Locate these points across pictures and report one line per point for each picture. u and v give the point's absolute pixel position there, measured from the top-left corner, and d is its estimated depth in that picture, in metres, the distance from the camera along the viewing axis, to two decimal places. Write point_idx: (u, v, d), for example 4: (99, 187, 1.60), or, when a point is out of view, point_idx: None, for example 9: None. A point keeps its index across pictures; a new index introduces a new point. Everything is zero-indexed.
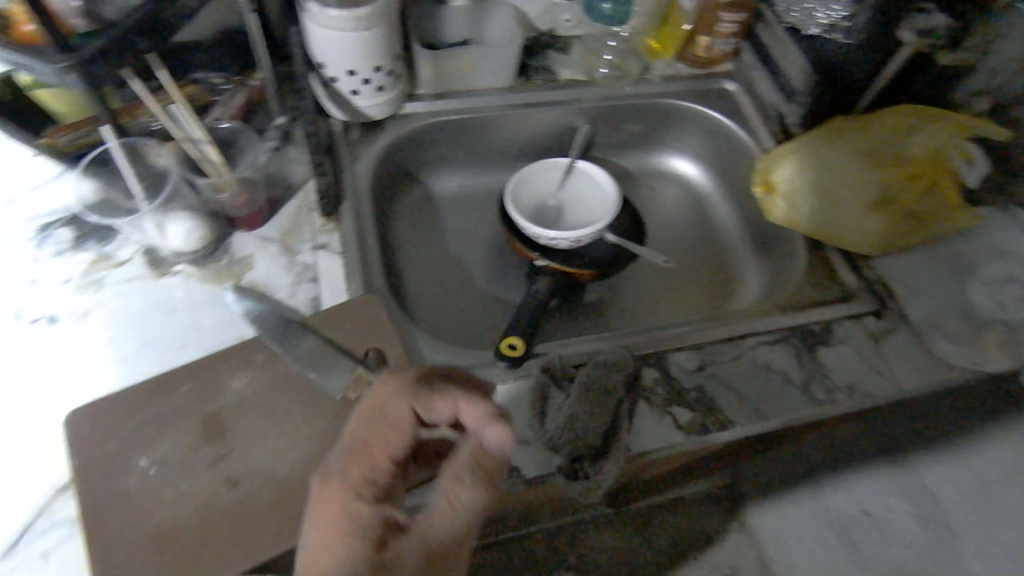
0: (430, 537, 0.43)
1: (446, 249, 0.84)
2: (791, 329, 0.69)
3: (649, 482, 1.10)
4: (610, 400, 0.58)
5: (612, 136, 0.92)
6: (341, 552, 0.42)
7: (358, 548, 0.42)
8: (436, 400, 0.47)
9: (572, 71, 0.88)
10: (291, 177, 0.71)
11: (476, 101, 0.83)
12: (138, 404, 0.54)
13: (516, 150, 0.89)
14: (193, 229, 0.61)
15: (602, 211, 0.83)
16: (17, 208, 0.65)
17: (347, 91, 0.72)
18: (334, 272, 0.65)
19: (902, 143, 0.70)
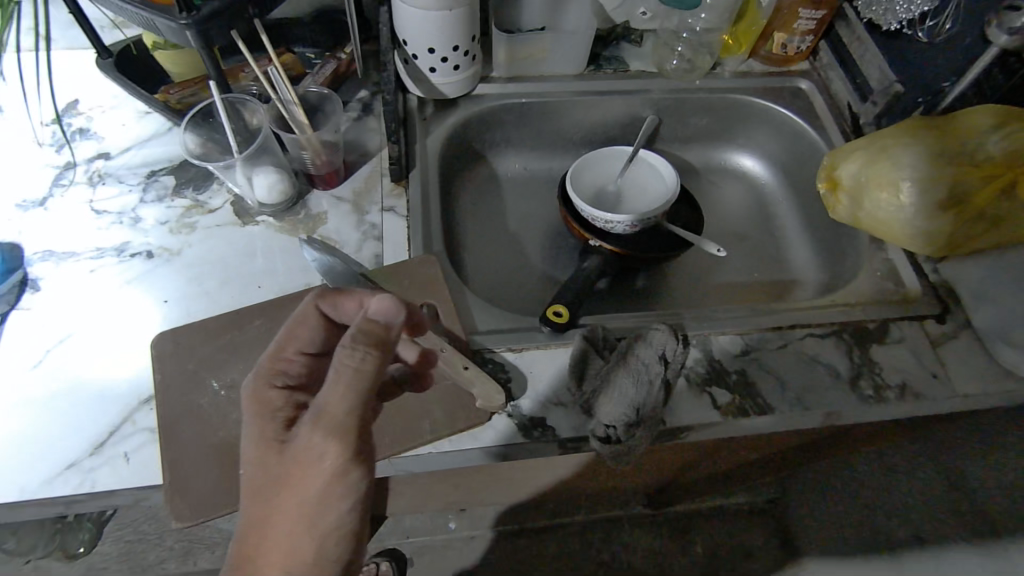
0: (329, 412, 0.46)
1: (506, 227, 0.88)
2: (845, 326, 0.69)
3: (689, 486, 1.10)
4: (651, 371, 0.61)
5: (677, 129, 0.92)
6: (257, 427, 0.49)
7: (268, 423, 0.49)
8: (342, 299, 0.55)
9: (643, 63, 0.89)
10: (368, 144, 0.76)
11: (546, 86, 0.86)
12: (218, 334, 0.60)
13: (580, 137, 0.91)
14: (277, 183, 0.67)
15: (661, 200, 0.84)
16: (129, 157, 0.72)
17: (426, 68, 0.77)
18: (399, 233, 0.70)
19: (982, 144, 0.67)
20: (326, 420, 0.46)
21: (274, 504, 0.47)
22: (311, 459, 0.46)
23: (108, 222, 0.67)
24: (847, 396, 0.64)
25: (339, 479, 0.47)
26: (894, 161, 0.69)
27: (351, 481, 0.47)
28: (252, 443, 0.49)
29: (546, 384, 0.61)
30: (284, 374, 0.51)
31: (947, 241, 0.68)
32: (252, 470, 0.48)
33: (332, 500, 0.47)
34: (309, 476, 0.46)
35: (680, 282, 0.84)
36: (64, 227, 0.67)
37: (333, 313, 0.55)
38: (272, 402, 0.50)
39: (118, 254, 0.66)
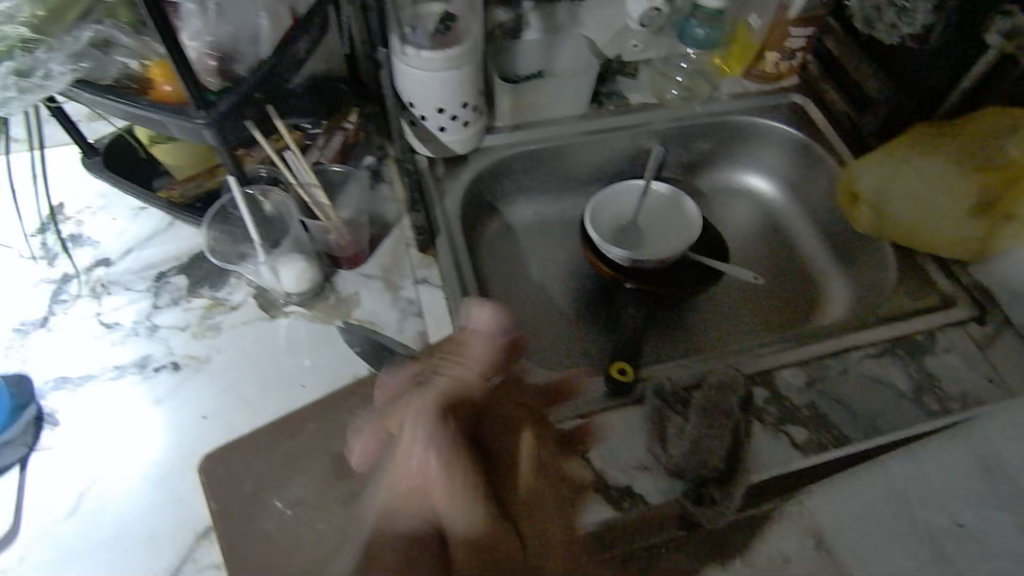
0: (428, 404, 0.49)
1: (529, 277, 0.85)
2: (895, 341, 0.69)
3: None
4: (732, 419, 0.58)
5: (682, 156, 0.92)
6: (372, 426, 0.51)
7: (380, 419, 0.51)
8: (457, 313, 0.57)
9: (642, 95, 0.89)
10: (386, 214, 0.72)
11: (553, 130, 0.84)
12: (270, 445, 0.55)
13: (589, 176, 0.90)
14: (305, 271, 0.63)
15: (685, 231, 0.84)
16: (132, 259, 0.67)
17: (436, 128, 0.74)
18: (437, 306, 0.66)
19: (995, 148, 0.67)
20: (416, 413, 0.48)
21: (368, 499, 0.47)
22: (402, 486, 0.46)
23: (122, 335, 0.62)
24: (914, 412, 0.64)
25: (419, 475, 0.45)
26: (915, 171, 0.71)
27: (430, 476, 0.45)
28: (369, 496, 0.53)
29: (624, 450, 0.59)
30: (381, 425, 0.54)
31: (972, 242, 0.70)
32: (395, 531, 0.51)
33: (413, 498, 0.45)
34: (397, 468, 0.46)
35: (715, 310, 0.82)
36: (72, 348, 0.61)
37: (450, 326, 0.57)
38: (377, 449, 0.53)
39: (140, 370, 0.60)
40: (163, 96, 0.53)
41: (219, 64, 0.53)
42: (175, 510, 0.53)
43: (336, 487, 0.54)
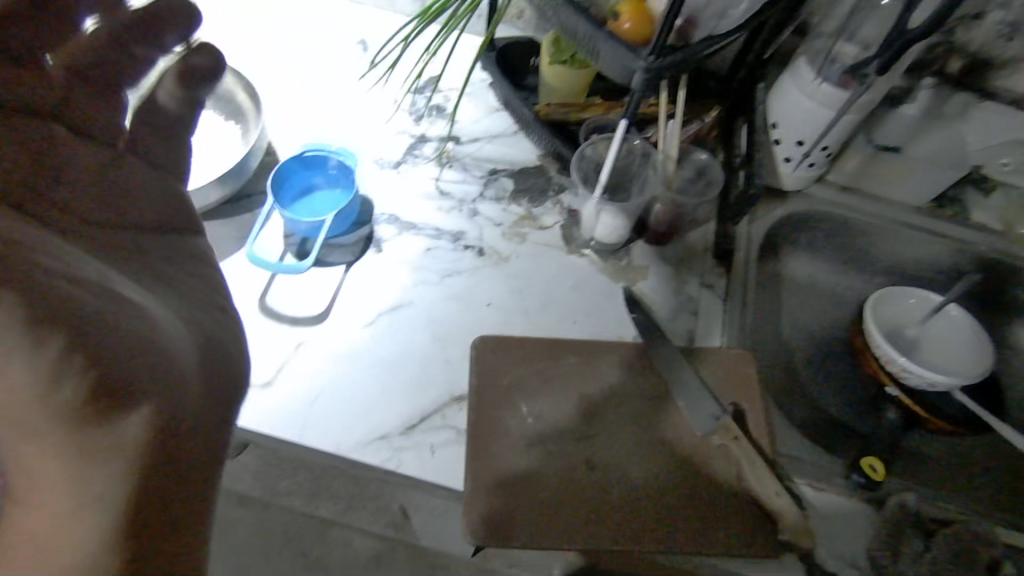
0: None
1: (780, 331, 0.81)
2: None
3: None
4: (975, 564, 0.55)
5: (994, 298, 0.82)
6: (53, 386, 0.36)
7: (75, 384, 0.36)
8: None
9: (986, 216, 0.81)
10: (698, 212, 0.73)
11: (880, 208, 0.81)
12: (541, 355, 0.60)
13: (883, 267, 0.84)
14: (622, 226, 0.66)
15: (966, 366, 0.76)
16: (477, 147, 0.74)
17: (783, 156, 0.75)
18: (716, 316, 0.67)
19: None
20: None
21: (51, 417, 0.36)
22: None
23: (448, 206, 0.69)
24: None
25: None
26: None
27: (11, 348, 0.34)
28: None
29: (843, 539, 0.56)
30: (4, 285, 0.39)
31: None
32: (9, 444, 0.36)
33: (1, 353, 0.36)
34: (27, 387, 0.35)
35: (970, 461, 0.72)
36: (395, 210, 0.68)
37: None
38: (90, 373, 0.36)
39: (452, 241, 0.67)
40: (624, 32, 0.59)
41: (684, 25, 0.60)
42: (424, 373, 0.59)
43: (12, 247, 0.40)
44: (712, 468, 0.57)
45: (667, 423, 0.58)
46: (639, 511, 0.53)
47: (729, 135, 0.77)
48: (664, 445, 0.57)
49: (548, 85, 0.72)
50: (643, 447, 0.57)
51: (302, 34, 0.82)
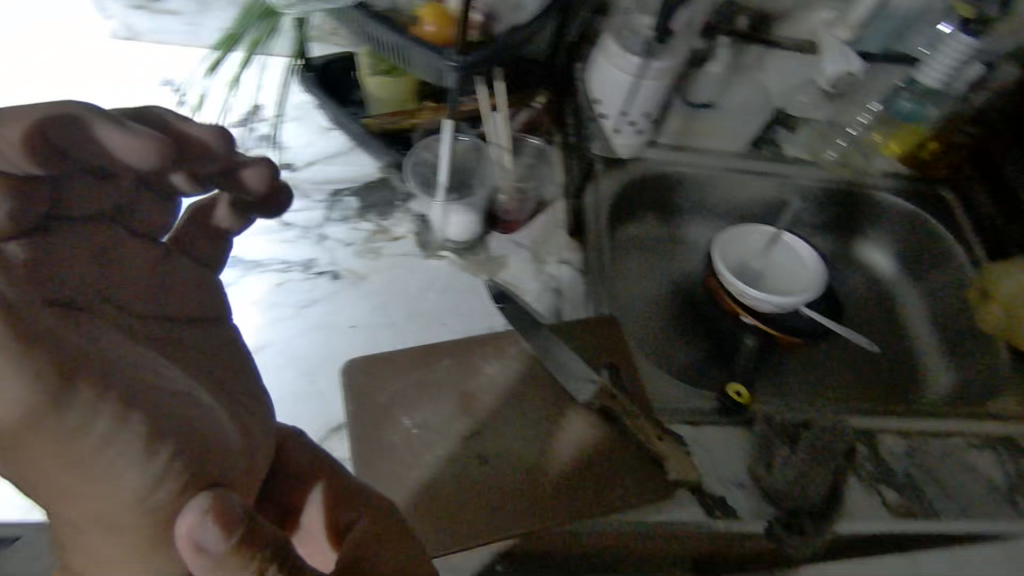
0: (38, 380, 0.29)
1: (644, 287, 0.87)
2: (1000, 439, 0.70)
3: None
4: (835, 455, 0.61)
5: (816, 216, 0.94)
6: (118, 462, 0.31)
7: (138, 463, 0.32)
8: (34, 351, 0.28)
9: (798, 150, 0.89)
10: (545, 194, 0.76)
11: (709, 159, 0.87)
12: (414, 365, 0.60)
13: (724, 211, 0.91)
14: (472, 223, 0.67)
15: (805, 284, 0.85)
16: (314, 171, 0.72)
17: (611, 128, 0.78)
18: (578, 288, 0.70)
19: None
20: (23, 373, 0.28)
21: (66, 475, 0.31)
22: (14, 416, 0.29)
23: (293, 236, 0.67)
24: (1008, 513, 0.65)
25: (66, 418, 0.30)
26: None
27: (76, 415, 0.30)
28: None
29: (724, 465, 0.61)
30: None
31: None
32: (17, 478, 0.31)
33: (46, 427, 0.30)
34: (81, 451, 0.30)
35: (823, 364, 0.81)
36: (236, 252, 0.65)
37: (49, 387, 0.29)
38: (114, 411, 0.31)
39: (304, 271, 0.65)
40: (430, 35, 0.59)
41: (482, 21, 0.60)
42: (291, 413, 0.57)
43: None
44: (598, 431, 0.60)
45: (547, 399, 0.61)
46: (570, 483, 0.56)
47: (559, 115, 0.80)
48: (547, 421, 0.60)
49: (372, 97, 0.72)
50: (527, 428, 0.59)
51: (98, 83, 0.76)
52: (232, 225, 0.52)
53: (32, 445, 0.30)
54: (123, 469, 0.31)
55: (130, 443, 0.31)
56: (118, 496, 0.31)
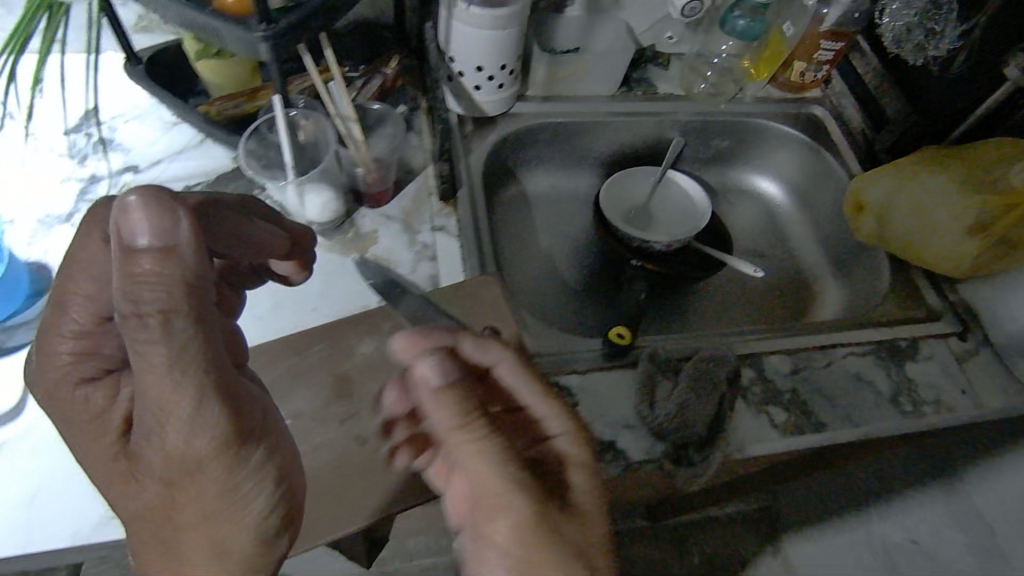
0: (195, 425, 0.40)
1: (538, 245, 0.87)
2: (881, 342, 0.72)
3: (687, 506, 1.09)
4: (719, 376, 0.62)
5: (700, 151, 0.95)
6: (222, 495, 0.42)
7: (262, 490, 0.44)
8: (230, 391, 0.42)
9: (670, 85, 0.92)
10: (413, 162, 0.74)
11: (581, 107, 0.87)
12: (282, 355, 0.58)
13: (607, 156, 0.92)
14: (331, 201, 0.65)
15: (690, 219, 0.87)
16: (160, 168, 0.68)
17: (471, 86, 0.76)
18: (453, 253, 0.69)
19: (1013, 171, 0.70)
20: (179, 411, 0.40)
21: (197, 499, 0.42)
22: (189, 438, 0.40)
23: None
24: (892, 412, 0.67)
25: (204, 436, 0.41)
26: (926, 190, 0.74)
27: (205, 425, 0.41)
28: (133, 466, 0.42)
29: (612, 408, 0.61)
30: (95, 361, 0.45)
31: (972, 264, 0.72)
32: (153, 509, 0.43)
33: (201, 452, 0.41)
34: (221, 477, 0.42)
35: (714, 292, 0.85)
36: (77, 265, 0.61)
37: (211, 428, 0.41)
38: (257, 464, 0.43)
39: None
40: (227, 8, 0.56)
41: None
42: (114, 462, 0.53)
43: (65, 325, 0.45)
44: None
45: None
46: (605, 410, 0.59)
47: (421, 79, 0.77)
48: None
49: (209, 83, 0.69)
50: None
51: None
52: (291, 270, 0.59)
53: (201, 477, 0.42)
54: (254, 497, 0.43)
55: (263, 480, 0.44)
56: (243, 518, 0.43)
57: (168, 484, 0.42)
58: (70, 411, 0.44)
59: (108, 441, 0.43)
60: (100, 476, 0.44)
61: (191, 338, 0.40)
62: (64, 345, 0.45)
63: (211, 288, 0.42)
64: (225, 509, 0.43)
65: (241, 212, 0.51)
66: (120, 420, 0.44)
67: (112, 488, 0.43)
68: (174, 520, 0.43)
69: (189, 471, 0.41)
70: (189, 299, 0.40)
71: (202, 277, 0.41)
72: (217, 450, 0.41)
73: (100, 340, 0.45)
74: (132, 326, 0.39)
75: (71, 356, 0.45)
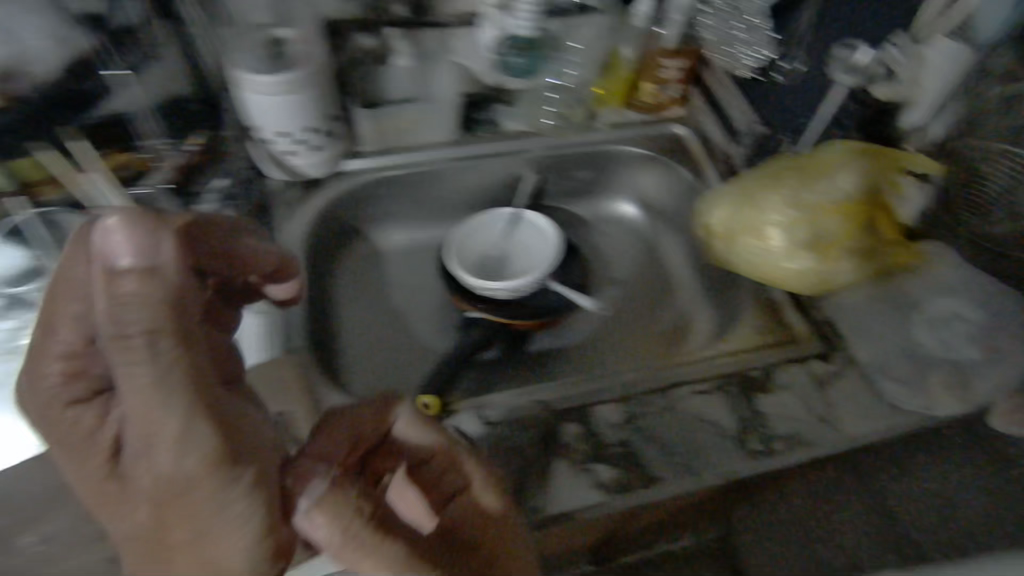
0: (187, 444, 0.38)
1: (391, 302, 0.84)
2: (729, 376, 0.68)
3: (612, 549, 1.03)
4: (524, 446, 0.61)
5: (562, 184, 0.91)
6: (223, 514, 0.40)
7: (261, 513, 0.42)
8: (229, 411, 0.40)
9: (518, 123, 0.87)
10: None
11: (421, 156, 0.83)
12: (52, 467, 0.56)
13: (462, 201, 0.89)
14: None
15: (540, 258, 0.84)
16: None
17: (283, 152, 0.73)
18: (256, 332, 0.66)
19: (840, 180, 0.65)
20: (174, 424, 0.38)
21: (186, 523, 0.40)
22: (188, 455, 0.39)
23: None
24: (735, 456, 0.62)
25: (203, 455, 0.39)
26: (765, 207, 0.68)
27: (195, 444, 0.39)
28: (125, 488, 0.40)
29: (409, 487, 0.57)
30: (83, 382, 0.43)
31: (822, 282, 0.67)
32: (146, 531, 0.41)
33: (197, 469, 0.39)
34: (198, 501, 0.40)
35: (586, 342, 0.83)
36: None
37: (192, 450, 0.39)
38: (246, 487, 0.41)
39: None
40: None
41: None
42: None
43: (53, 344, 0.42)
44: None
45: None
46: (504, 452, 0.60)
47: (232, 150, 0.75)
48: None
49: None
50: None
51: None
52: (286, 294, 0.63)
53: (190, 498, 0.39)
54: (246, 519, 0.41)
55: (254, 507, 0.41)
56: (234, 541, 0.41)
57: (160, 502, 0.40)
58: (63, 433, 0.42)
59: (97, 463, 0.40)
60: (92, 497, 0.41)
61: (171, 358, 0.38)
62: (53, 362, 0.42)
63: (191, 306, 0.39)
64: (203, 532, 0.41)
65: (232, 231, 0.55)
66: (109, 440, 0.41)
67: (110, 513, 0.41)
68: (170, 543, 0.41)
69: (177, 495, 0.39)
70: (175, 319, 0.38)
71: (188, 295, 0.39)
72: (215, 469, 0.39)
73: (89, 359, 0.43)
74: (119, 349, 0.37)
75: (63, 374, 0.42)
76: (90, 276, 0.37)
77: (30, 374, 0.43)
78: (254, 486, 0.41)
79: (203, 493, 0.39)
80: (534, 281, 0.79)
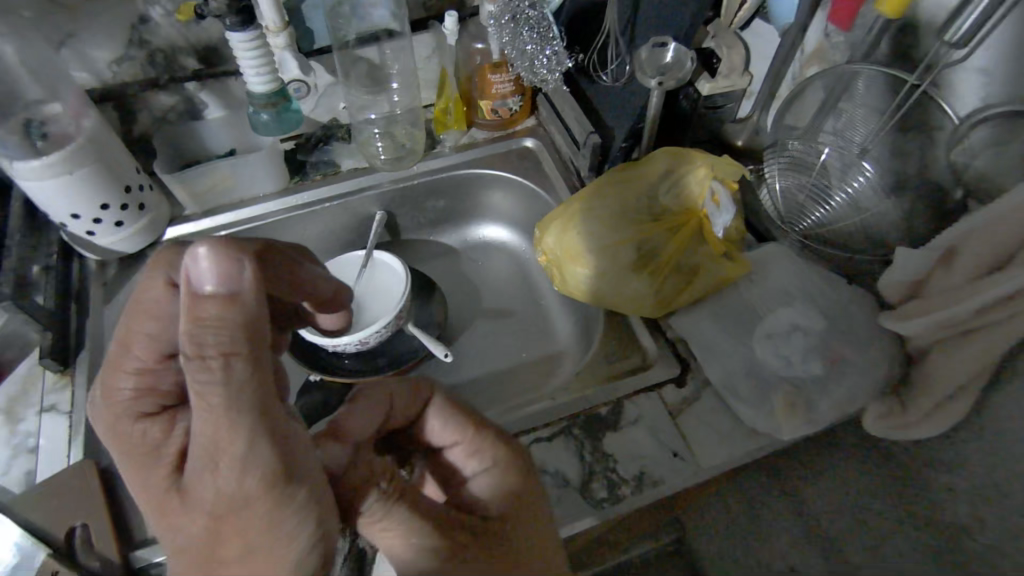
0: (252, 456, 0.35)
1: None
2: (573, 417, 0.61)
3: None
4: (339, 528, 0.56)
5: (418, 217, 0.86)
6: (251, 527, 0.36)
7: (301, 527, 0.37)
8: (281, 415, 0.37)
9: (356, 160, 0.82)
10: (28, 336, 0.67)
11: (250, 211, 0.78)
12: None
13: (313, 248, 0.84)
14: None
15: (392, 299, 0.79)
16: None
17: (83, 233, 0.68)
18: (57, 437, 0.62)
19: (664, 193, 0.64)
20: (215, 436, 0.35)
21: (222, 537, 0.36)
22: (258, 458, 0.35)
23: None
24: (575, 510, 0.55)
25: (244, 465, 0.35)
26: (593, 226, 0.64)
27: (257, 455, 0.35)
28: (182, 501, 0.37)
29: None
30: (154, 398, 0.41)
31: (654, 304, 0.62)
32: (199, 548, 0.36)
33: (246, 483, 0.35)
34: (255, 512, 0.35)
35: (455, 386, 0.77)
36: None
37: (282, 450, 0.36)
38: (307, 500, 0.37)
39: None
40: None
41: None
42: None
43: (128, 360, 0.42)
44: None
45: None
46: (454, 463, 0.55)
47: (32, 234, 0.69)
48: None
49: None
50: None
51: None
52: (342, 321, 0.71)
53: (246, 516, 0.36)
54: (298, 534, 0.37)
55: (307, 526, 0.37)
56: (289, 555, 0.37)
57: (215, 516, 0.36)
58: (126, 446, 0.40)
59: (158, 473, 0.38)
60: (151, 511, 0.38)
61: (248, 380, 0.36)
62: (127, 378, 0.42)
63: (267, 333, 0.39)
64: (257, 547, 0.36)
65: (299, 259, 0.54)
66: (174, 455, 0.39)
67: (160, 525, 0.38)
68: (208, 561, 0.37)
69: (236, 510, 0.36)
70: (249, 339, 0.37)
71: (262, 323, 0.39)
72: (265, 477, 0.35)
73: (160, 375, 0.42)
74: (196, 368, 0.36)
75: (137, 389, 0.41)
76: (226, 292, 0.38)
77: (104, 386, 0.43)
78: (310, 494, 0.37)
79: (257, 506, 0.35)
80: (382, 326, 0.72)
